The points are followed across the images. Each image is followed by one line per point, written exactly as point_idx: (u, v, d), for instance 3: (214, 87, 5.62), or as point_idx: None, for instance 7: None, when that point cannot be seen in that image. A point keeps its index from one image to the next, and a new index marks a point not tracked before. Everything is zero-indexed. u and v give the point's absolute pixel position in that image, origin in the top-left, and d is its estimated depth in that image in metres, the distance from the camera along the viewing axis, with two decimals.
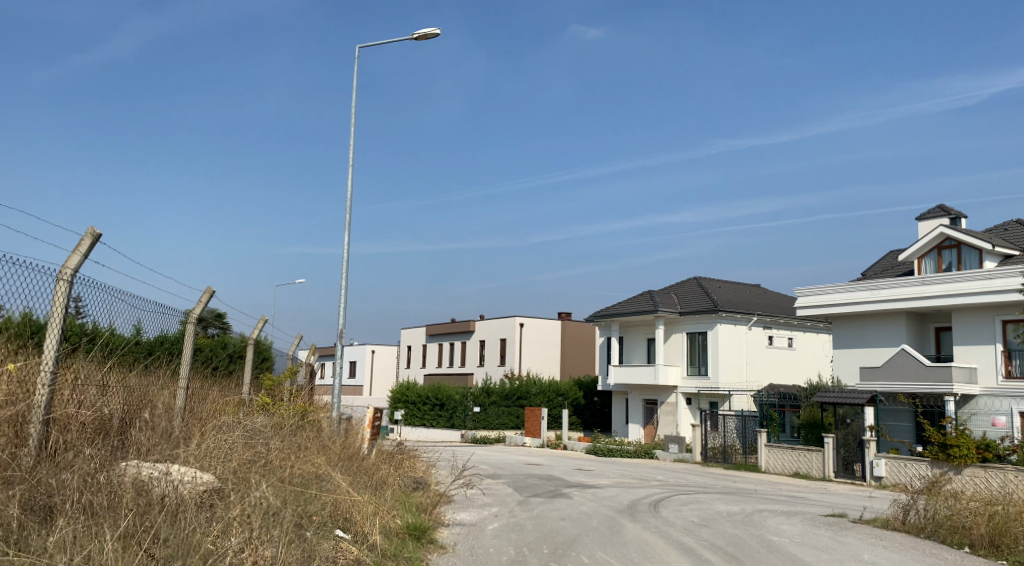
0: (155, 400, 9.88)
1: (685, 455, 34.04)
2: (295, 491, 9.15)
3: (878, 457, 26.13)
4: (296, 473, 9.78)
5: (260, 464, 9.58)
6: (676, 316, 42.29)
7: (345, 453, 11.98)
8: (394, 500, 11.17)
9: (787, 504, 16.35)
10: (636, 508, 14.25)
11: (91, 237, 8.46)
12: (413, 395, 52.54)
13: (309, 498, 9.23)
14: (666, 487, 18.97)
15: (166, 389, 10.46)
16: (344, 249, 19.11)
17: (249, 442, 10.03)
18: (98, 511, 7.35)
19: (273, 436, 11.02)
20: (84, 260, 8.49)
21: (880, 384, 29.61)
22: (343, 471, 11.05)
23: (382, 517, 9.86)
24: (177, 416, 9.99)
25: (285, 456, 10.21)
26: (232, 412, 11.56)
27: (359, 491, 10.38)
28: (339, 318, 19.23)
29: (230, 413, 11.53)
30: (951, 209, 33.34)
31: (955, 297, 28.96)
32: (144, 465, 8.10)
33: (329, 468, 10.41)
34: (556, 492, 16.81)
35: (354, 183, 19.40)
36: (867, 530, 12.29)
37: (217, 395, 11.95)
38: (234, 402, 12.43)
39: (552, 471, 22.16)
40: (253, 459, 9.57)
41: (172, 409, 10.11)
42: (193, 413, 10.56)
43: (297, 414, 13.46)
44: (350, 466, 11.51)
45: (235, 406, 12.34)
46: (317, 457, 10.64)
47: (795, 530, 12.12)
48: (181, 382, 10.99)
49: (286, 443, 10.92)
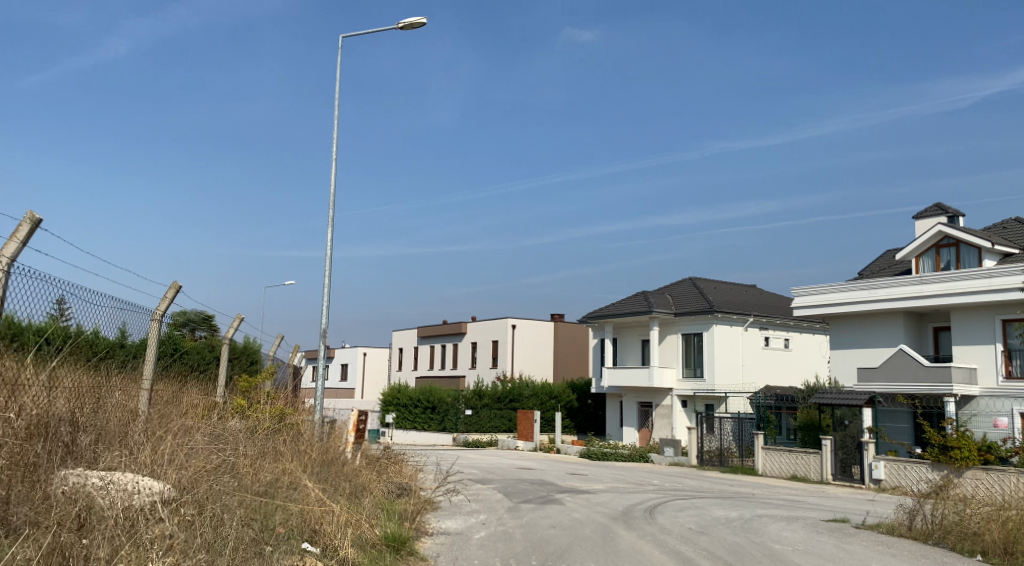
0: (113, 402, 9.36)
1: (680, 458, 33.49)
2: (255, 503, 8.66)
3: (877, 459, 25.55)
4: (263, 481, 9.33)
5: (222, 472, 9.17)
6: (670, 317, 41.78)
7: (325, 459, 11.40)
8: (375, 508, 10.62)
9: (787, 509, 15.80)
10: (631, 514, 13.71)
11: (31, 225, 8.10)
12: (404, 398, 51.89)
13: (273, 510, 8.75)
14: (663, 492, 18.40)
15: (126, 392, 9.91)
16: (328, 248, 18.74)
17: (213, 449, 9.51)
18: (21, 532, 7.09)
19: (244, 441, 10.48)
20: (23, 247, 8.21)
21: (878, 385, 29.12)
22: (319, 477, 10.56)
23: (358, 528, 9.36)
24: (139, 419, 9.47)
25: (252, 464, 9.69)
26: (204, 414, 11.11)
27: (334, 498, 9.88)
28: (321, 319, 18.76)
29: (203, 416, 11.08)
30: (948, 208, 32.89)
31: (953, 296, 28.48)
32: (77, 476, 7.65)
33: (301, 473, 9.93)
34: (548, 498, 16.24)
35: (337, 177, 18.89)
36: (871, 537, 11.76)
37: (186, 398, 11.32)
38: (206, 406, 11.82)
39: (544, 476, 21.58)
40: (215, 466, 9.16)
41: (133, 413, 9.60)
42: (160, 413, 10.10)
43: (274, 416, 12.92)
44: (328, 470, 11.00)
45: (206, 409, 11.71)
46: (289, 464, 10.10)
47: (798, 537, 11.56)
48: (144, 383, 10.41)
49: (259, 447, 10.47)
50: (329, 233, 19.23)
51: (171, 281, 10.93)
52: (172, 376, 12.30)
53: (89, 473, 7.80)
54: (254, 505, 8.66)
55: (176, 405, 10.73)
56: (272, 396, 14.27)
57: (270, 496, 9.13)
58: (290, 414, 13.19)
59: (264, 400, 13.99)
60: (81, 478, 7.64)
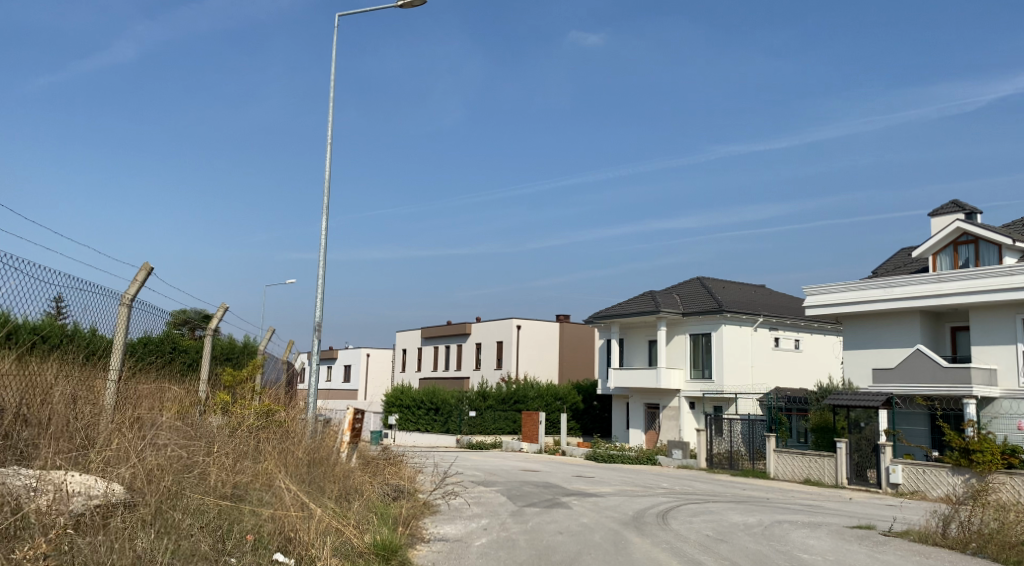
0: (72, 394, 8.57)
1: (689, 461, 32.57)
2: (216, 511, 8.12)
3: (894, 463, 24.69)
4: (232, 485, 8.82)
5: (185, 473, 8.56)
6: (678, 317, 40.89)
7: (313, 458, 10.61)
8: (367, 513, 9.90)
9: (808, 514, 14.95)
10: (644, 519, 12.88)
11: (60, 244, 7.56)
12: (407, 399, 51.05)
13: (240, 516, 8.24)
14: (674, 496, 17.56)
15: (93, 383, 9.04)
16: (322, 241, 18.07)
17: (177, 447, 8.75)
18: None
19: (222, 439, 9.70)
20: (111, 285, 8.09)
21: (894, 387, 28.26)
22: (305, 477, 9.88)
23: (344, 533, 8.75)
24: (99, 417, 8.71)
25: (221, 464, 8.99)
26: (184, 408, 10.34)
27: (319, 502, 9.27)
28: (314, 315, 18.12)
29: (187, 412, 10.38)
30: (966, 204, 31.99)
31: (972, 295, 27.56)
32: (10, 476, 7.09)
33: (282, 474, 9.37)
34: (554, 502, 15.40)
35: (333, 163, 18.10)
36: (905, 547, 10.88)
37: (169, 391, 10.48)
38: (188, 400, 10.96)
39: (550, 479, 20.71)
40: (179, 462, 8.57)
41: (96, 408, 8.81)
42: (130, 407, 9.44)
43: (262, 413, 12.08)
44: (316, 471, 10.28)
45: (188, 403, 10.85)
46: (267, 466, 9.40)
47: (827, 545, 10.68)
48: (112, 375, 9.46)
49: (240, 446, 9.82)
50: (324, 230, 18.96)
51: (143, 262, 10.26)
52: (162, 375, 11.47)
53: (23, 472, 7.25)
54: (216, 511, 8.13)
55: (158, 398, 10.04)
56: (260, 391, 13.39)
57: (244, 504, 8.60)
58: (280, 412, 12.37)
59: (252, 397, 13.11)
60: (14, 477, 7.08)
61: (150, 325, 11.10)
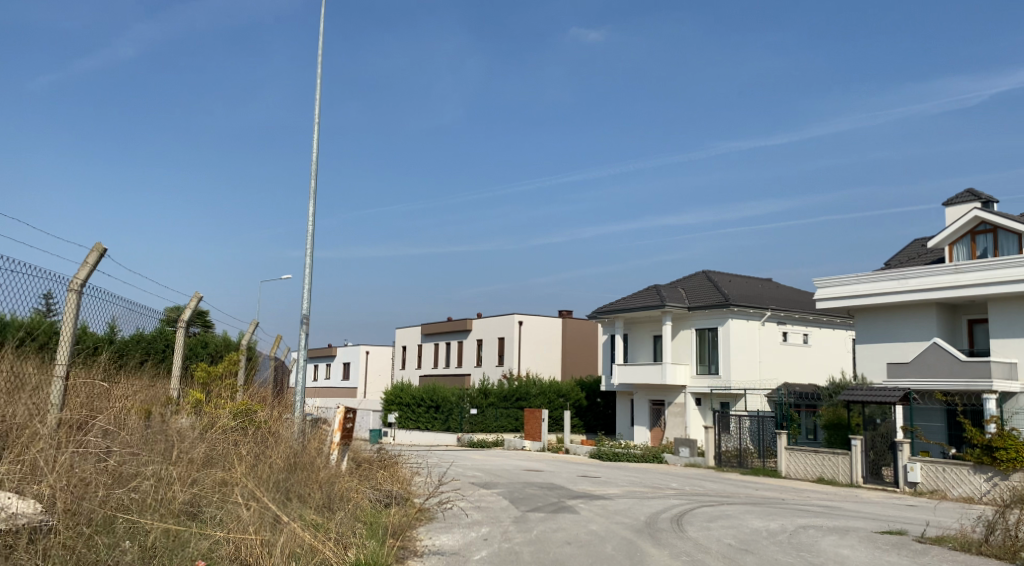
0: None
1: (696, 459, 31.64)
2: (159, 533, 7.54)
3: (912, 461, 23.68)
4: (186, 500, 8.20)
5: (122, 488, 7.81)
6: (684, 311, 39.94)
7: (297, 463, 9.75)
8: (354, 526, 9.12)
9: (831, 518, 14.00)
10: (657, 525, 11.90)
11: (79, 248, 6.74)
12: (407, 396, 50.12)
13: (189, 539, 7.68)
14: (686, 498, 16.60)
15: (30, 379, 8.06)
16: (309, 230, 17.22)
17: (109, 461, 7.93)
18: None
19: (185, 443, 8.89)
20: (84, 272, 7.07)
21: (910, 382, 27.31)
22: (282, 484, 9.11)
23: (319, 549, 8.13)
24: (33, 422, 7.82)
25: (167, 476, 8.23)
26: (152, 409, 9.45)
27: (295, 514, 8.69)
28: (301, 307, 17.19)
29: (152, 412, 9.46)
30: (981, 193, 30.97)
31: (991, 286, 26.56)
32: None
33: (255, 484, 8.73)
34: (560, 505, 14.45)
35: (322, 145, 17.21)
36: (946, 557, 9.87)
37: (134, 390, 9.57)
38: (157, 400, 10.05)
39: (553, 479, 19.80)
40: (115, 475, 7.85)
41: (29, 412, 7.89)
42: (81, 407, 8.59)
43: (238, 413, 11.05)
44: (298, 476, 9.46)
45: (155, 402, 9.91)
46: (224, 477, 8.67)
47: (863, 557, 9.69)
48: (58, 372, 8.39)
49: (206, 451, 9.04)
50: (309, 216, 18.24)
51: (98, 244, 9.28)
52: (140, 375, 10.42)
53: None
54: (161, 532, 7.55)
55: (117, 397, 9.11)
56: (237, 388, 12.23)
57: (199, 525, 8.06)
58: (260, 412, 11.33)
59: (228, 396, 11.99)
60: None
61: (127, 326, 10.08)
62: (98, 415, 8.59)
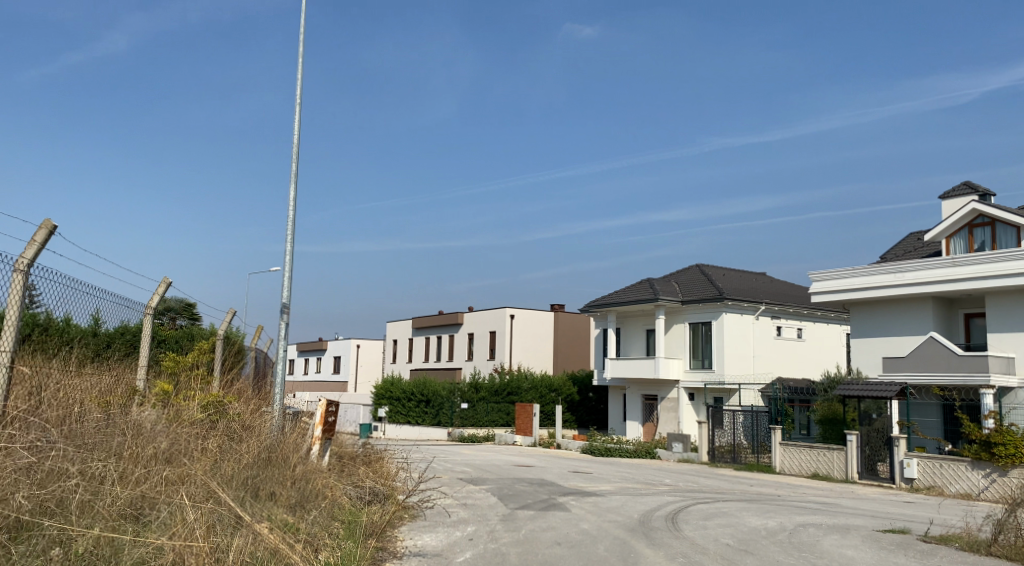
0: None
1: (689, 455, 31.23)
2: (87, 540, 7.02)
3: (909, 457, 23.29)
4: (133, 501, 7.73)
5: (54, 488, 7.27)
6: (677, 305, 39.48)
7: (266, 463, 9.28)
8: (324, 532, 8.72)
9: (830, 515, 13.55)
10: (652, 524, 11.40)
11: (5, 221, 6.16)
12: (397, 391, 49.53)
13: (125, 545, 7.21)
14: (680, 494, 16.14)
15: None
16: (289, 218, 16.72)
17: (42, 459, 7.37)
18: None
19: (138, 439, 8.35)
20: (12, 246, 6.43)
21: (907, 376, 26.91)
22: (245, 483, 8.66)
23: (285, 552, 7.81)
24: None
25: (104, 477, 7.69)
26: (108, 403, 8.89)
27: (260, 514, 8.36)
28: (280, 296, 16.63)
29: (110, 405, 8.94)
30: (979, 186, 30.57)
31: (989, 280, 26.16)
32: None
33: (215, 483, 8.34)
34: (551, 502, 13.95)
35: (303, 126, 16.68)
36: (955, 558, 9.39)
37: (88, 382, 8.96)
38: (117, 392, 9.50)
39: (544, 475, 19.32)
40: (56, 474, 7.38)
41: None
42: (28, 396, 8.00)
43: (208, 405, 10.52)
44: (265, 475, 9.01)
45: (114, 395, 9.31)
46: (175, 476, 8.15)
47: (868, 557, 9.21)
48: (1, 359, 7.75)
49: (165, 446, 8.52)
50: (291, 201, 17.68)
51: (49, 220, 8.74)
52: (105, 366, 9.84)
53: None
54: (93, 540, 7.06)
55: (71, 388, 8.58)
56: (208, 380, 11.58)
57: (143, 527, 7.60)
58: (233, 404, 10.81)
59: (199, 387, 11.42)
60: None
61: (97, 316, 9.57)
62: (41, 405, 8.04)
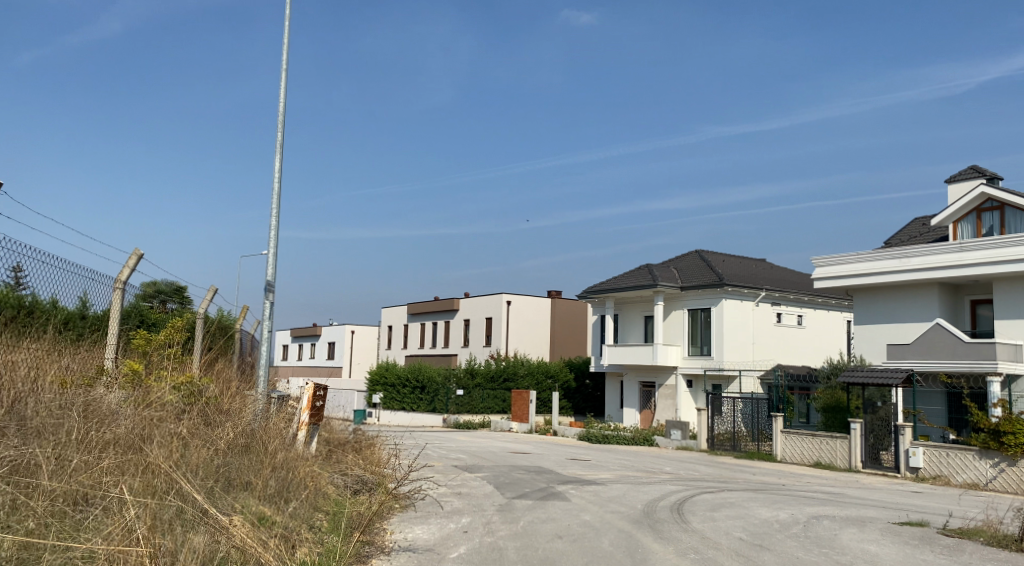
0: None
1: (688, 442, 30.65)
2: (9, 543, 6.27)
3: (915, 446, 22.76)
4: (77, 495, 7.05)
5: None
6: (676, 291, 38.83)
7: (236, 451, 8.66)
8: (302, 527, 8.12)
9: (841, 507, 12.95)
10: (657, 515, 10.78)
11: None
12: (392, 376, 48.92)
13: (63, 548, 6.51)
14: (682, 483, 15.54)
15: None
16: (274, 194, 16.02)
17: None
18: None
19: (88, 429, 7.67)
20: None
21: (913, 363, 26.34)
22: (210, 474, 8.03)
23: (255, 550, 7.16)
24: None
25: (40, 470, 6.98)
26: (66, 386, 8.18)
27: (230, 507, 7.73)
28: (264, 275, 15.90)
29: (69, 385, 8.27)
30: (986, 169, 29.94)
31: (997, 266, 25.54)
32: None
33: (179, 474, 7.70)
34: (549, 491, 13.33)
35: (286, 98, 16.05)
36: (985, 555, 8.76)
37: (43, 361, 8.22)
38: (80, 373, 8.80)
39: (540, 462, 18.70)
40: None
41: None
42: None
43: (182, 386, 9.84)
44: (234, 465, 8.36)
45: (74, 377, 8.58)
46: (125, 467, 7.46)
47: (892, 553, 8.60)
48: None
49: (118, 433, 7.86)
50: (276, 175, 16.97)
51: None
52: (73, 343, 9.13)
53: None
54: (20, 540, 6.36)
55: (24, 369, 7.87)
56: (183, 360, 10.84)
57: (89, 521, 6.94)
58: (210, 386, 10.14)
59: (171, 368, 10.68)
60: None
61: (68, 294, 8.80)
62: None
